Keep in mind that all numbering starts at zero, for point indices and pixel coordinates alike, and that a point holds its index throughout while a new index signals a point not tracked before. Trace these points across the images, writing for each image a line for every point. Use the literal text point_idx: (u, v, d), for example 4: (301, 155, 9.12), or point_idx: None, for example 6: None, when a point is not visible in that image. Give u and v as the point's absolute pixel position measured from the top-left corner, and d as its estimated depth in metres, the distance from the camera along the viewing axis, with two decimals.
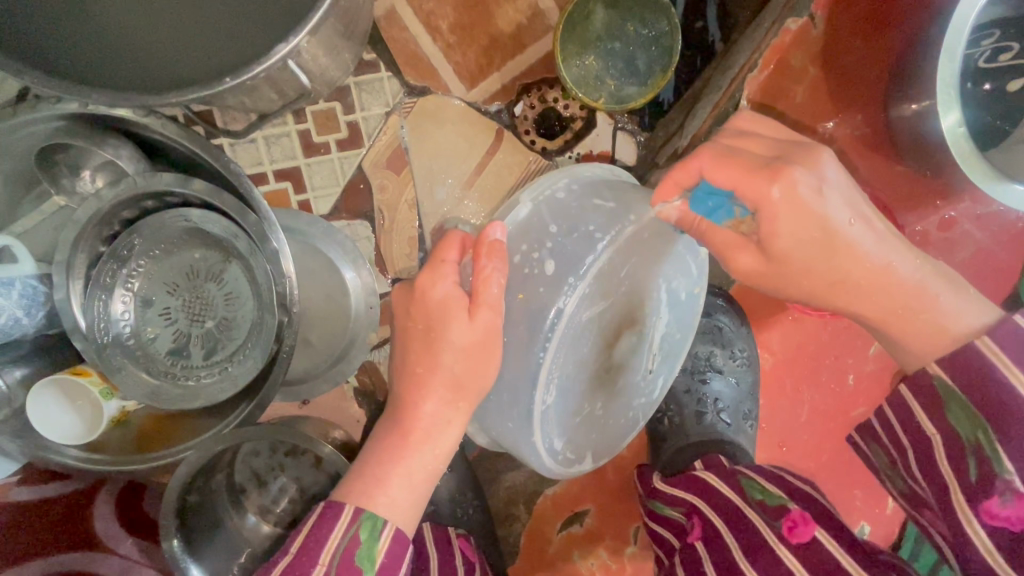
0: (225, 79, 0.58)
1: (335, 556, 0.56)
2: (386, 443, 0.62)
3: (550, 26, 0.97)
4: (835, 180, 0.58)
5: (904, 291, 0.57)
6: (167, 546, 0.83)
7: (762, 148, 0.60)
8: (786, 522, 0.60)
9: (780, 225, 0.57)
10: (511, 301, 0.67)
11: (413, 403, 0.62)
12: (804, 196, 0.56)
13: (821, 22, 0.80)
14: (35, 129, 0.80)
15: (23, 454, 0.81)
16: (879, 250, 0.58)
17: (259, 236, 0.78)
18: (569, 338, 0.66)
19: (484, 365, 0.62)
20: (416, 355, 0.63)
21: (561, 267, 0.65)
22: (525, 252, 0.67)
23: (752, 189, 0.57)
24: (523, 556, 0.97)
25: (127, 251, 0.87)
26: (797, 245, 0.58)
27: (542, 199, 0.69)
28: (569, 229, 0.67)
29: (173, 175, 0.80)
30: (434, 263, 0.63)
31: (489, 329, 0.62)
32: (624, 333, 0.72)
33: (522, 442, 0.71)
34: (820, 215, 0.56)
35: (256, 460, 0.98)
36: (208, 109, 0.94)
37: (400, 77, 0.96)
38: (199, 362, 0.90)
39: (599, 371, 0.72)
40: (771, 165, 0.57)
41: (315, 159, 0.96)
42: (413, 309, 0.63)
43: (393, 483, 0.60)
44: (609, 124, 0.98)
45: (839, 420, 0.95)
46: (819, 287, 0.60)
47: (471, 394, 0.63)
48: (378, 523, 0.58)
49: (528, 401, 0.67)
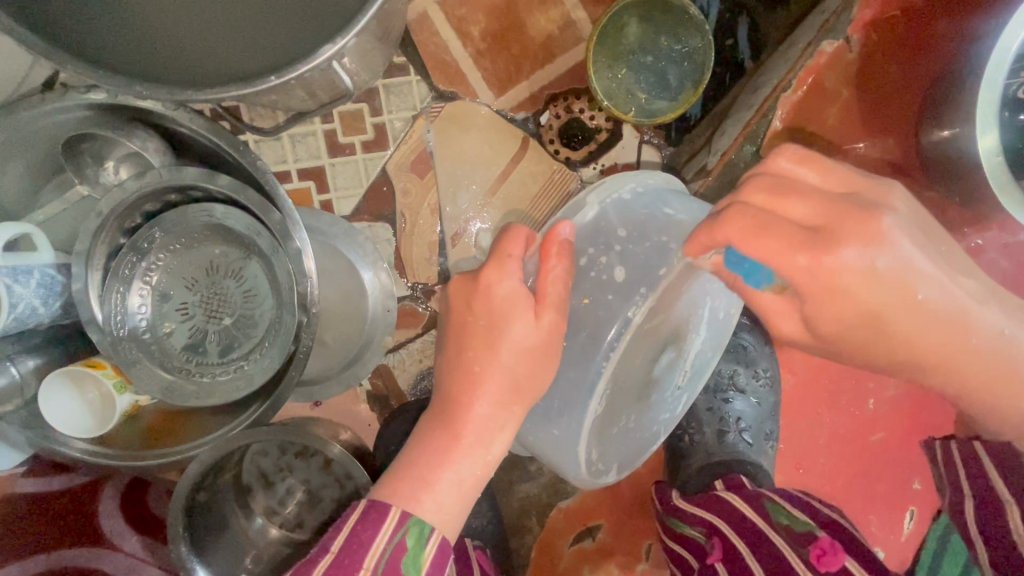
0: (270, 78, 0.58)
1: (381, 560, 0.53)
2: (435, 440, 0.61)
3: (581, 37, 0.97)
4: (898, 246, 0.51)
5: (977, 350, 0.55)
6: (173, 549, 0.81)
7: (810, 207, 0.51)
8: (814, 550, 0.60)
9: (826, 303, 0.52)
10: (575, 305, 0.66)
11: (466, 403, 0.62)
12: (855, 275, 0.50)
13: (857, 46, 0.81)
14: (60, 118, 0.79)
15: (31, 444, 0.80)
16: (949, 317, 0.54)
17: (282, 233, 0.78)
18: (632, 347, 0.65)
19: (542, 368, 0.62)
20: (474, 353, 0.62)
21: (631, 274, 0.65)
22: (592, 255, 0.66)
23: (790, 266, 0.51)
24: (534, 568, 0.96)
25: (149, 244, 0.86)
26: (844, 326, 0.54)
27: (610, 201, 0.68)
28: (638, 237, 0.67)
29: (199, 170, 0.79)
30: (498, 259, 0.61)
31: (553, 331, 0.62)
32: (670, 348, 0.72)
33: (565, 450, 0.70)
34: (886, 292, 0.51)
35: (264, 460, 0.95)
36: (235, 104, 0.94)
37: (429, 81, 0.96)
38: (214, 359, 0.88)
39: (643, 385, 0.72)
40: (819, 237, 0.50)
41: (339, 159, 0.96)
42: (475, 304, 0.62)
43: (441, 487, 0.59)
44: (635, 138, 0.98)
45: (857, 444, 0.94)
46: (876, 354, 0.57)
47: (526, 398, 0.62)
48: (425, 530, 0.56)
49: (580, 409, 0.66)
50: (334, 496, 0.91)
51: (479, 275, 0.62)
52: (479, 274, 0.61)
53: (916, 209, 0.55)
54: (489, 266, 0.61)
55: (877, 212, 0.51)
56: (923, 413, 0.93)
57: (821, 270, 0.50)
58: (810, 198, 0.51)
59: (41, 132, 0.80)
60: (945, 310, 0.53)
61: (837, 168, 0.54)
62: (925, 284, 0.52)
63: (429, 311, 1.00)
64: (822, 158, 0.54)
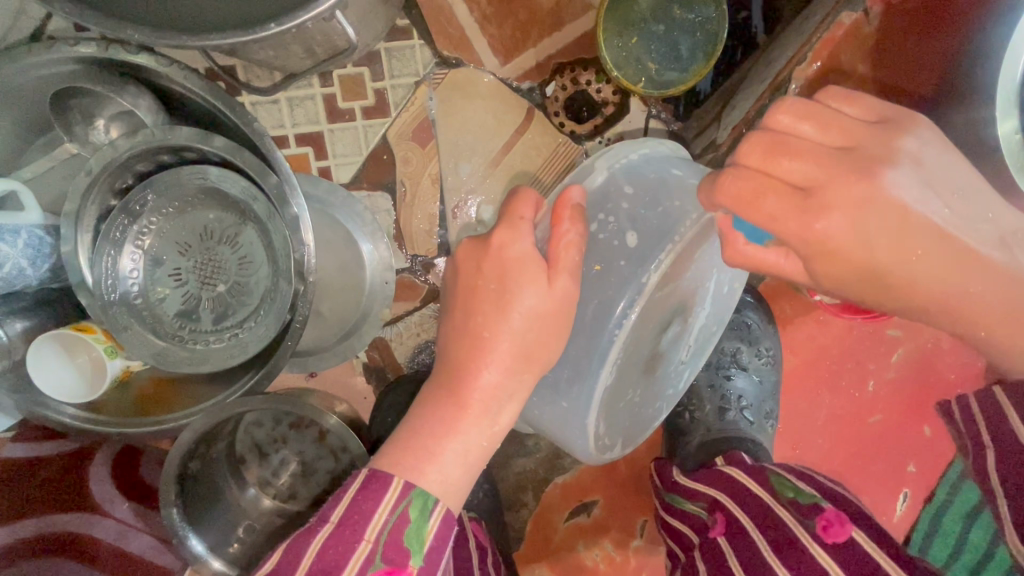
0: (270, 24, 0.56)
1: (383, 532, 0.52)
2: (440, 408, 0.60)
3: (591, 5, 0.95)
4: (894, 202, 0.51)
5: (1008, 306, 0.52)
6: (165, 513, 0.80)
7: (830, 140, 0.53)
8: (820, 522, 0.58)
9: (825, 258, 0.53)
10: (586, 272, 0.63)
11: (474, 370, 0.60)
12: (845, 233, 0.51)
13: (877, 18, 0.79)
14: (47, 71, 0.76)
15: (19, 409, 0.78)
16: (978, 275, 0.51)
17: (279, 198, 0.75)
18: (645, 315, 0.62)
19: (554, 337, 0.61)
20: (484, 318, 0.61)
21: (644, 239, 0.62)
22: (603, 220, 0.63)
23: (784, 229, 0.52)
24: (527, 542, 0.97)
25: (140, 206, 0.83)
26: (848, 281, 0.54)
27: (619, 166, 0.65)
28: (650, 202, 0.64)
29: (194, 130, 0.76)
30: (510, 220, 0.61)
31: (565, 298, 0.60)
32: (677, 321, 0.70)
33: (572, 424, 0.68)
34: (880, 247, 0.52)
35: (258, 431, 0.95)
36: (232, 63, 0.91)
37: (432, 47, 0.93)
38: (208, 327, 0.86)
39: (650, 358, 0.70)
40: (808, 196, 0.51)
41: (339, 125, 0.93)
42: (485, 266, 0.61)
43: (447, 458, 0.58)
44: (641, 111, 0.96)
45: (854, 425, 0.96)
46: (901, 309, 0.56)
47: (537, 366, 0.61)
48: (429, 502, 0.55)
49: (591, 378, 0.64)
50: (329, 468, 0.91)
51: (491, 235, 0.61)
52: (492, 233, 0.60)
53: (936, 158, 0.54)
54: (501, 225, 0.61)
55: (870, 166, 0.51)
56: (920, 394, 0.95)
57: (811, 233, 0.51)
58: (805, 154, 0.51)
59: (29, 86, 0.77)
60: (954, 268, 0.51)
61: (838, 120, 0.53)
62: (933, 239, 0.51)
63: (429, 284, 0.98)
64: (834, 118, 0.53)
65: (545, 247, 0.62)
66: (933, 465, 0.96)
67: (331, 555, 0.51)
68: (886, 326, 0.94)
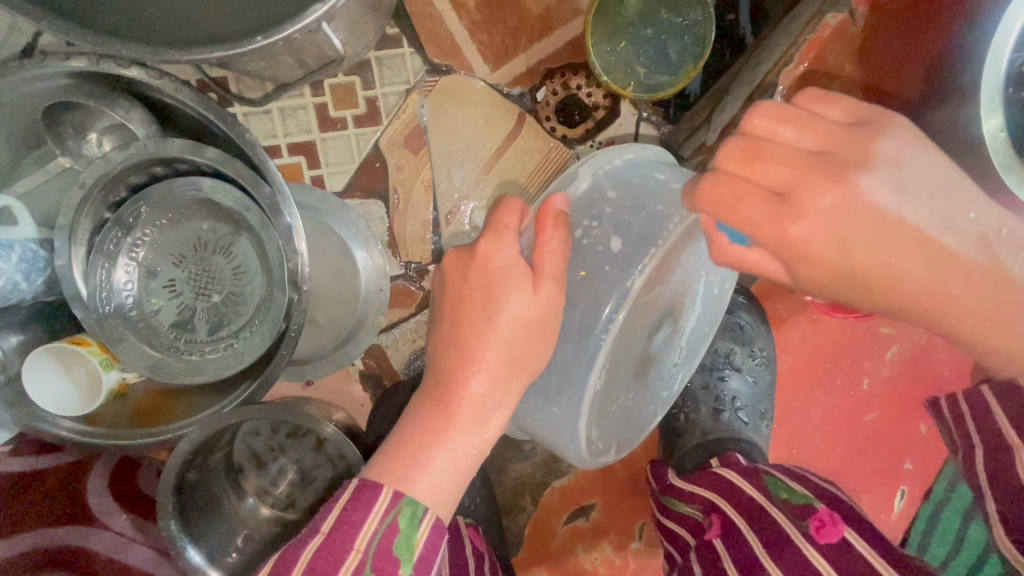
0: (257, 37, 0.56)
1: (372, 542, 0.52)
2: (430, 418, 0.60)
3: (580, 9, 0.95)
4: (871, 207, 0.50)
5: (983, 301, 0.52)
6: (162, 526, 0.80)
7: (810, 142, 0.52)
8: (814, 522, 0.59)
9: (804, 262, 0.53)
10: (572, 278, 0.64)
11: (462, 379, 0.60)
12: (820, 241, 0.51)
13: (861, 18, 0.80)
14: (37, 87, 0.76)
15: (15, 422, 0.78)
16: (954, 273, 0.52)
17: (272, 209, 0.76)
18: (631, 318, 0.62)
19: (541, 344, 0.61)
20: (472, 327, 0.61)
21: (627, 245, 0.62)
22: (586, 227, 0.64)
23: (763, 235, 0.51)
24: (526, 547, 0.96)
25: (134, 219, 0.83)
26: (828, 284, 0.54)
27: (603, 172, 0.66)
28: (633, 208, 0.64)
29: (185, 142, 0.76)
30: (496, 229, 0.61)
31: (551, 305, 0.60)
32: (667, 323, 0.71)
33: (564, 429, 0.69)
34: (858, 251, 0.51)
35: (256, 440, 0.94)
36: (224, 75, 0.91)
37: (422, 54, 0.94)
38: (203, 337, 0.86)
39: (641, 361, 0.70)
40: (783, 205, 0.50)
41: (331, 134, 0.94)
42: (471, 276, 0.61)
43: (436, 467, 0.58)
44: (632, 114, 0.97)
45: (850, 424, 0.96)
46: (882, 309, 0.56)
47: (525, 374, 0.61)
48: (418, 510, 0.55)
49: (580, 384, 0.64)
50: (326, 477, 0.91)
51: (476, 245, 0.61)
52: (477, 242, 0.61)
53: (914, 158, 0.53)
54: (486, 234, 0.61)
55: (846, 172, 0.51)
56: (915, 391, 0.95)
57: (786, 241, 0.51)
58: (778, 163, 0.50)
59: (21, 101, 0.77)
60: (931, 268, 0.51)
61: (814, 123, 0.52)
62: (910, 241, 0.51)
63: (423, 291, 0.99)
64: (811, 121, 0.52)
65: (530, 255, 0.62)
66: (930, 462, 0.96)
67: (323, 566, 0.51)
68: (880, 324, 0.94)
